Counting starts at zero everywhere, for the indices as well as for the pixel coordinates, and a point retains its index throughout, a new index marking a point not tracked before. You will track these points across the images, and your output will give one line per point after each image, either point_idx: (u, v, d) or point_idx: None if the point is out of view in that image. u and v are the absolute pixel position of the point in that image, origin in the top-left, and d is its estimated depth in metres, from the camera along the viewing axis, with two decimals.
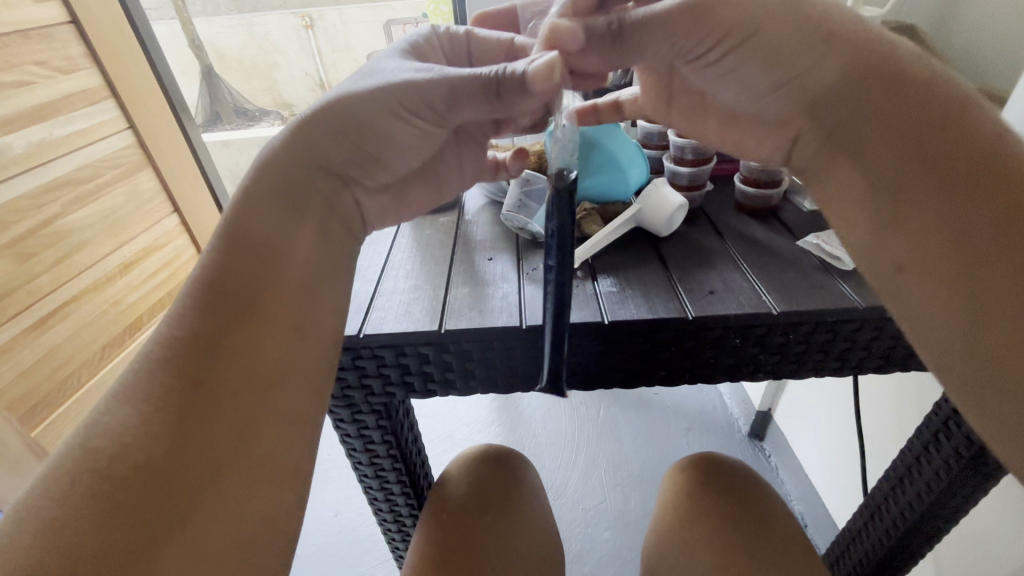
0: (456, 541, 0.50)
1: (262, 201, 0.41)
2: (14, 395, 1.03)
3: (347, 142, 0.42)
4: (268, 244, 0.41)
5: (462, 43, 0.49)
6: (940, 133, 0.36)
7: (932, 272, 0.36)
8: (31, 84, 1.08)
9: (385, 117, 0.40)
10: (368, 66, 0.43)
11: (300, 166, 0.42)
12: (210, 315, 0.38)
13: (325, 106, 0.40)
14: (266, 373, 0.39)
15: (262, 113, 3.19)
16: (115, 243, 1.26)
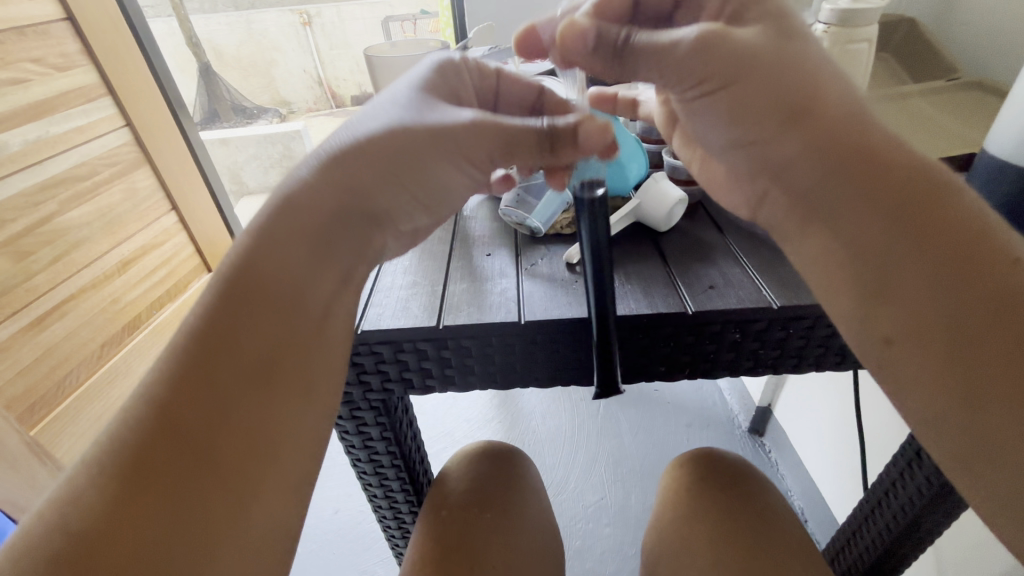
0: (454, 539, 0.50)
1: (289, 240, 0.37)
2: (13, 393, 1.03)
3: (388, 180, 0.38)
4: (289, 290, 0.38)
5: (491, 80, 0.48)
6: (922, 211, 0.35)
7: (925, 348, 0.34)
8: (26, 81, 1.08)
9: (440, 161, 0.39)
10: (401, 100, 0.40)
11: (344, 205, 0.38)
12: (206, 373, 0.35)
13: (354, 145, 0.38)
14: (272, 430, 0.37)
15: (260, 110, 3.18)
16: (113, 241, 1.26)
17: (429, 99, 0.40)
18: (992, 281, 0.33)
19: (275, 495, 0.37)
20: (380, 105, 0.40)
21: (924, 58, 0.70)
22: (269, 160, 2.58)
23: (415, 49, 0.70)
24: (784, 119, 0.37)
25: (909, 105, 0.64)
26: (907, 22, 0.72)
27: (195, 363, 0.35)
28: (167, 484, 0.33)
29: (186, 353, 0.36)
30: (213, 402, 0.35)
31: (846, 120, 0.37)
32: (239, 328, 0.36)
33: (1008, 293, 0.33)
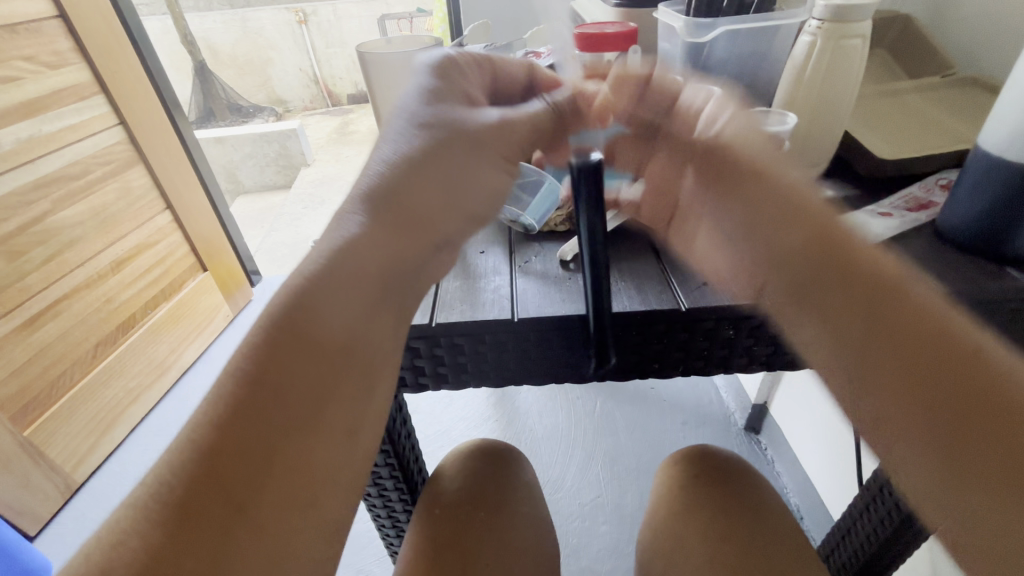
0: (447, 539, 0.50)
1: (352, 288, 0.38)
2: (5, 393, 1.02)
3: (445, 198, 0.40)
4: (340, 335, 0.38)
5: (485, 67, 0.47)
6: (883, 305, 0.36)
7: (910, 435, 0.35)
8: (18, 79, 1.07)
9: (488, 166, 0.41)
10: (422, 118, 0.40)
11: (399, 237, 0.39)
12: (260, 424, 0.35)
13: (398, 175, 0.39)
14: (319, 479, 0.37)
15: (256, 109, 3.16)
16: (107, 240, 1.25)
17: (449, 107, 0.41)
18: (968, 374, 0.34)
19: (310, 532, 0.37)
20: (400, 128, 0.40)
21: (919, 55, 0.70)
22: (265, 158, 2.57)
23: (409, 46, 0.69)
24: (781, 221, 0.41)
25: (904, 102, 0.63)
26: (901, 20, 0.72)
27: (241, 398, 0.36)
28: (217, 536, 0.34)
29: (237, 402, 0.36)
30: (252, 439, 0.35)
31: (824, 226, 0.39)
32: (290, 378, 0.36)
33: (985, 387, 0.34)
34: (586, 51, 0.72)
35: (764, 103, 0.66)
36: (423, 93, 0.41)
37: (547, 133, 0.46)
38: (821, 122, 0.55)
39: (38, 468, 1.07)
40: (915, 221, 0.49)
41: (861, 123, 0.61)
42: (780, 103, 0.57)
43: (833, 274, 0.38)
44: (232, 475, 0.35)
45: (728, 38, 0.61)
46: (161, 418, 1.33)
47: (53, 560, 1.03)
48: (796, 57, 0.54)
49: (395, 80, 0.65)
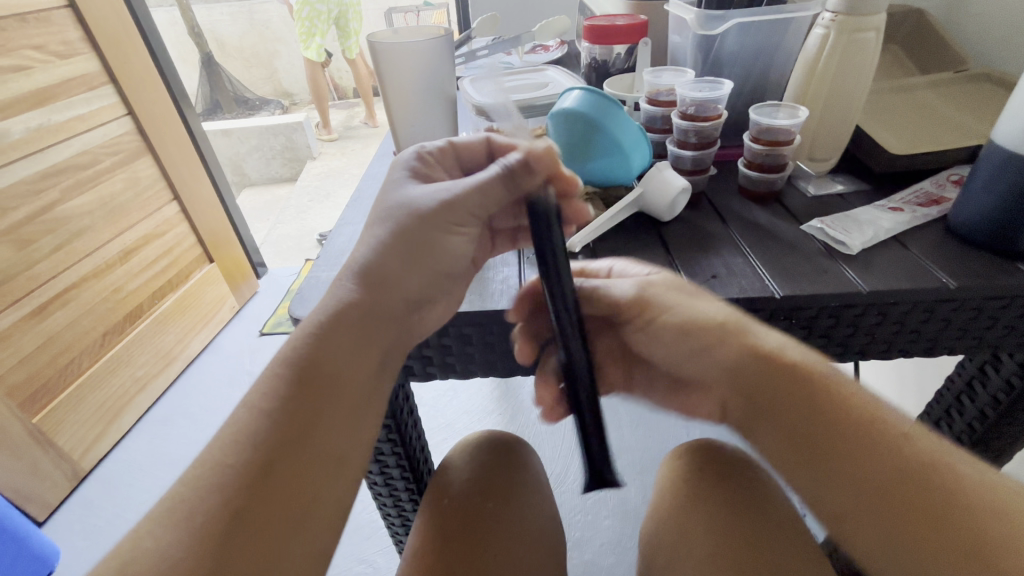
0: (458, 528, 0.50)
1: (337, 328, 0.40)
2: (15, 381, 1.04)
3: (408, 265, 0.42)
4: (332, 363, 0.39)
5: (450, 151, 0.48)
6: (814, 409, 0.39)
7: (870, 523, 0.36)
8: (28, 68, 1.08)
9: (440, 232, 0.43)
10: (385, 206, 0.43)
11: (368, 303, 0.41)
12: (266, 438, 0.37)
13: (362, 256, 0.42)
14: (330, 460, 0.39)
15: (263, 103, 3.19)
16: (114, 231, 1.26)
17: (406, 190, 0.43)
18: (901, 455, 0.36)
19: (298, 550, 0.36)
20: (372, 217, 0.44)
21: (931, 49, 0.69)
22: (271, 151, 2.58)
23: (417, 35, 0.67)
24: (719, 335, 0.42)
25: (917, 97, 0.63)
26: (915, 14, 0.71)
27: (247, 417, 0.38)
28: (229, 521, 0.35)
29: (250, 418, 0.38)
30: (253, 455, 0.37)
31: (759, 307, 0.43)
32: (295, 397, 0.38)
33: (924, 465, 0.35)
34: (595, 43, 0.71)
35: (774, 96, 0.65)
36: (391, 186, 0.45)
37: (498, 199, 0.43)
38: (832, 117, 0.55)
39: (47, 455, 1.09)
40: (926, 217, 0.49)
41: (872, 117, 0.60)
42: (792, 97, 0.57)
43: (776, 378, 0.40)
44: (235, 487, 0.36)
45: (738, 30, 0.61)
46: (167, 407, 1.34)
47: (61, 544, 1.05)
48: (809, 50, 0.54)
49: (404, 69, 0.59)
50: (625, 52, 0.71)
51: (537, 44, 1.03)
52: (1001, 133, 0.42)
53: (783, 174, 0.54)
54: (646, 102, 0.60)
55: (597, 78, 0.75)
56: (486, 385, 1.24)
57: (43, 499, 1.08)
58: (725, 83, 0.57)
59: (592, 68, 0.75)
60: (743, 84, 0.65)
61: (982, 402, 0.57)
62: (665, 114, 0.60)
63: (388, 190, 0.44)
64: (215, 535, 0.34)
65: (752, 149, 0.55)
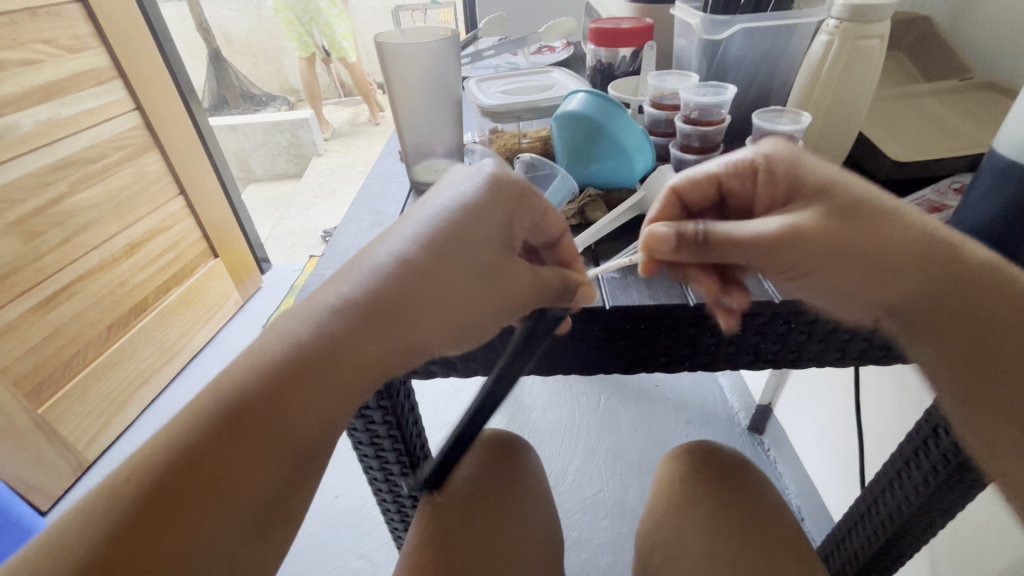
0: (456, 523, 0.51)
1: (320, 383, 0.36)
2: (20, 372, 1.05)
3: (439, 326, 0.39)
4: (309, 424, 0.36)
5: (539, 208, 0.43)
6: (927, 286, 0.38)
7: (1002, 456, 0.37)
8: (38, 62, 1.09)
9: (483, 308, 0.41)
10: (437, 244, 0.40)
11: (387, 345, 0.38)
12: (198, 485, 0.33)
13: (383, 302, 0.38)
14: (280, 512, 0.35)
15: (269, 99, 3.21)
16: (121, 224, 1.27)
17: (470, 239, 0.40)
18: None
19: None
20: (413, 246, 0.40)
21: (936, 57, 0.69)
22: (277, 147, 2.60)
23: (423, 36, 0.68)
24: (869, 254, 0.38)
25: (921, 104, 0.63)
26: (920, 21, 0.71)
27: (189, 448, 0.34)
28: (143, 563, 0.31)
29: (190, 455, 0.33)
30: (185, 492, 0.33)
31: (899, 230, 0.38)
32: (255, 447, 0.34)
33: None
34: (601, 45, 0.72)
35: (778, 101, 0.65)
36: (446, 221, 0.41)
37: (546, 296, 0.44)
38: (835, 124, 0.55)
39: (52, 447, 1.10)
40: None
41: (876, 124, 0.61)
42: (795, 103, 0.57)
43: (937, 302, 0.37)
44: (158, 529, 0.32)
45: (744, 36, 0.61)
46: (170, 400, 1.35)
47: None
48: (814, 55, 0.54)
49: (413, 69, 0.60)
50: (630, 55, 0.72)
51: (543, 45, 1.04)
52: (1002, 144, 0.43)
53: None
54: (650, 105, 0.61)
55: (602, 80, 0.75)
56: (487, 383, 1.25)
57: (47, 489, 1.10)
58: (728, 88, 0.57)
59: (597, 70, 0.75)
60: (748, 88, 0.65)
61: None
62: (669, 117, 0.59)
63: (450, 223, 0.40)
64: (116, 551, 0.31)
65: None
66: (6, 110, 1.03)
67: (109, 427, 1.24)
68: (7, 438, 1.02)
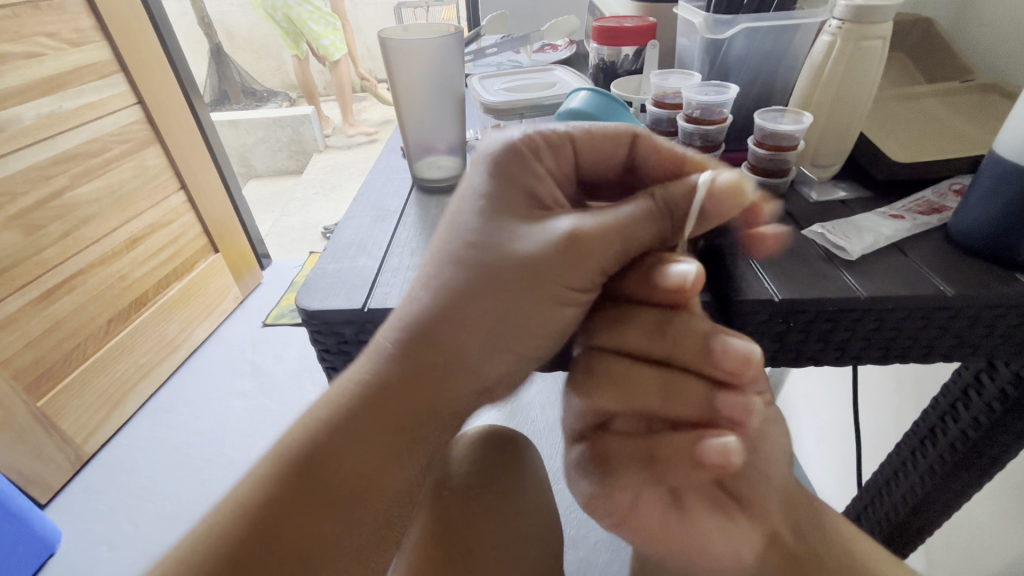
0: (456, 519, 0.51)
1: (372, 428, 0.36)
2: (20, 365, 1.05)
3: (500, 345, 0.37)
4: (365, 472, 0.36)
5: (569, 147, 0.42)
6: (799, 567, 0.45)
7: None
8: (41, 55, 1.09)
9: (554, 297, 0.37)
10: (483, 239, 0.37)
11: (437, 385, 0.36)
12: (288, 531, 0.34)
13: (426, 333, 0.36)
14: (360, 553, 0.36)
15: (270, 95, 3.22)
16: (122, 218, 1.27)
17: (513, 218, 0.38)
18: None
19: None
20: (457, 246, 0.37)
21: (939, 59, 0.69)
22: (278, 143, 2.60)
23: (427, 32, 0.68)
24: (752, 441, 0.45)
25: (922, 106, 0.63)
26: (924, 22, 0.71)
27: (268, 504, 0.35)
28: None
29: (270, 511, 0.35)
30: (272, 547, 0.34)
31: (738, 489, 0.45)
32: (333, 492, 0.35)
33: None
34: (604, 44, 0.72)
35: (780, 101, 0.65)
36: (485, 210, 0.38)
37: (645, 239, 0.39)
38: (836, 124, 0.55)
39: (51, 440, 1.11)
40: (927, 225, 0.49)
41: (877, 125, 0.61)
42: (797, 103, 0.57)
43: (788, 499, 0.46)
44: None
45: (747, 35, 0.61)
46: (170, 394, 1.35)
47: (62, 527, 1.06)
48: (816, 56, 0.54)
49: (416, 65, 0.60)
50: (633, 54, 0.72)
51: (546, 43, 1.04)
52: (1002, 145, 0.43)
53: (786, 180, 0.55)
54: (652, 104, 0.61)
55: (604, 79, 0.75)
56: None
57: (46, 482, 1.10)
58: (731, 87, 0.57)
59: (600, 69, 0.75)
60: (750, 87, 0.65)
61: (975, 410, 0.54)
62: (671, 116, 0.60)
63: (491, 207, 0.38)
64: None
65: (756, 153, 0.56)
66: (8, 103, 1.03)
67: (109, 421, 1.24)
68: (7, 430, 1.02)
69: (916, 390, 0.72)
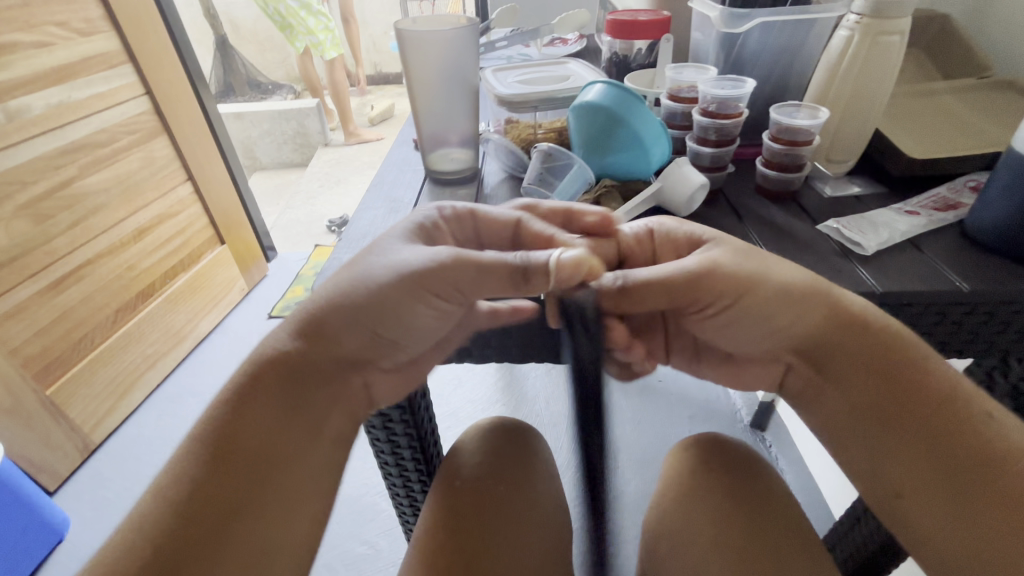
0: (469, 506, 0.52)
1: (263, 396, 0.41)
2: (29, 353, 1.06)
3: (364, 330, 0.43)
4: (259, 442, 0.41)
5: (467, 219, 0.48)
6: (887, 377, 0.40)
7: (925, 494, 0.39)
8: (51, 45, 1.09)
9: (415, 307, 0.43)
10: (373, 256, 0.43)
11: (307, 365, 0.42)
12: (207, 496, 0.39)
13: (308, 322, 0.43)
14: (273, 512, 0.41)
15: (276, 87, 3.22)
16: (130, 209, 1.27)
17: (401, 243, 0.44)
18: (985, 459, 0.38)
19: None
20: (354, 262, 0.44)
21: (956, 55, 0.69)
22: (283, 136, 2.60)
23: (440, 23, 0.67)
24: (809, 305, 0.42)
25: (938, 102, 0.63)
26: (941, 17, 0.71)
27: (196, 475, 0.39)
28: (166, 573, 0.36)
29: (191, 480, 0.39)
30: (196, 516, 0.38)
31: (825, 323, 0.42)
32: (238, 465, 0.40)
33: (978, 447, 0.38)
34: (618, 37, 0.71)
35: (795, 97, 0.65)
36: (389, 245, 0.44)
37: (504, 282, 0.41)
38: (852, 120, 0.55)
39: (59, 428, 1.12)
40: (942, 221, 0.49)
41: (893, 121, 0.61)
42: (812, 98, 0.57)
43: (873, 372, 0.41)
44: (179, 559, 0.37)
45: (763, 30, 0.61)
46: (176, 384, 1.36)
47: (71, 514, 1.07)
48: (833, 51, 0.54)
49: (431, 58, 0.60)
50: (647, 48, 0.72)
51: (556, 37, 1.03)
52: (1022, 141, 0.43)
53: (800, 175, 0.55)
54: (666, 98, 0.61)
55: (617, 73, 0.75)
56: (491, 373, 1.26)
57: (55, 470, 1.11)
58: (747, 81, 0.57)
59: (613, 62, 0.75)
60: (765, 82, 0.64)
61: None
62: (686, 110, 0.60)
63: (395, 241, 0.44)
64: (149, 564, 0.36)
65: (770, 147, 0.55)
66: (18, 93, 1.03)
67: (116, 410, 1.25)
68: (17, 418, 1.03)
69: None
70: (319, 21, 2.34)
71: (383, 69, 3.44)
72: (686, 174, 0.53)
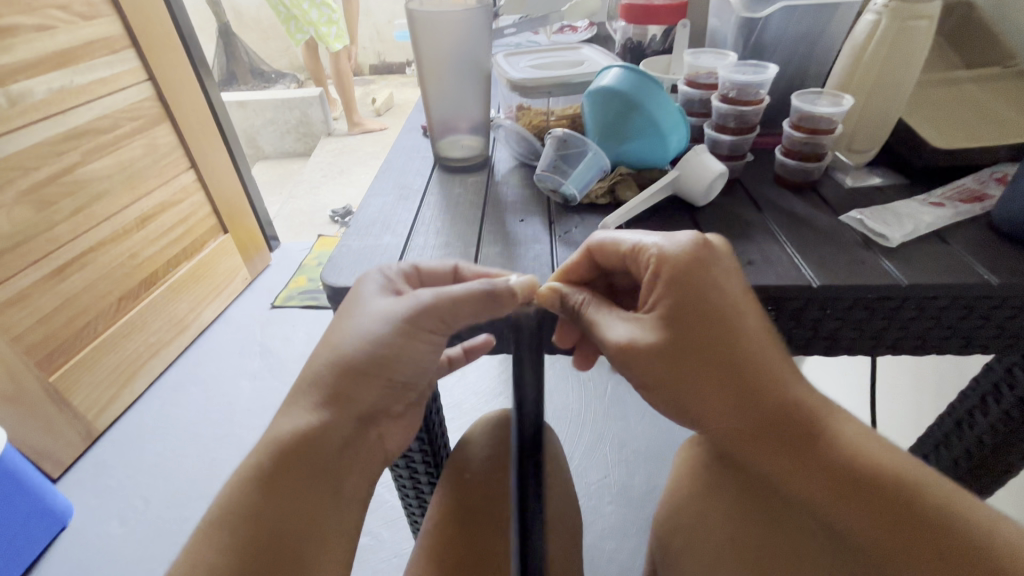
0: (481, 500, 0.51)
1: (282, 473, 0.41)
2: (32, 340, 1.05)
3: (375, 377, 0.43)
4: (294, 518, 0.40)
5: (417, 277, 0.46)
6: (805, 464, 0.39)
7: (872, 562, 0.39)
8: (52, 28, 1.07)
9: (411, 342, 0.43)
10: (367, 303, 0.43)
11: (323, 435, 0.42)
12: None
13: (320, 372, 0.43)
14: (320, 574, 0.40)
15: (279, 76, 3.19)
16: (133, 196, 1.26)
17: (379, 295, 0.43)
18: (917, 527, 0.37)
19: None
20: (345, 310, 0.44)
21: (980, 44, 0.67)
22: (286, 125, 2.58)
23: None
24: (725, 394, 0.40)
25: (962, 91, 0.61)
26: (965, 5, 0.69)
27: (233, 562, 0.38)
28: None
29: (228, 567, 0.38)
30: None
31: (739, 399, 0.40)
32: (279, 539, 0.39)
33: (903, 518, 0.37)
34: (633, 22, 0.70)
35: (815, 85, 0.63)
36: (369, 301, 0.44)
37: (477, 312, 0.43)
38: (876, 107, 0.53)
39: (62, 415, 1.11)
40: (968, 213, 0.48)
41: (916, 110, 0.59)
42: (835, 85, 0.56)
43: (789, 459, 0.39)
44: None
45: (784, 14, 0.59)
46: (179, 373, 1.36)
47: (74, 502, 1.07)
48: (858, 36, 0.52)
49: (443, 42, 0.59)
50: (661, 34, 0.70)
51: (566, 24, 1.01)
52: None
53: (822, 164, 0.53)
54: (684, 84, 0.59)
55: (631, 60, 0.73)
56: (495, 366, 1.25)
57: (57, 457, 1.11)
58: (770, 67, 0.56)
59: (627, 48, 0.73)
60: (784, 69, 0.63)
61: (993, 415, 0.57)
62: (704, 97, 0.58)
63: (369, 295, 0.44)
64: None
65: (791, 136, 0.54)
66: (20, 76, 1.02)
67: (119, 398, 1.25)
68: (20, 405, 1.03)
69: (938, 385, 0.71)
70: (322, 13, 2.30)
71: (387, 59, 3.41)
72: (705, 162, 0.51)
